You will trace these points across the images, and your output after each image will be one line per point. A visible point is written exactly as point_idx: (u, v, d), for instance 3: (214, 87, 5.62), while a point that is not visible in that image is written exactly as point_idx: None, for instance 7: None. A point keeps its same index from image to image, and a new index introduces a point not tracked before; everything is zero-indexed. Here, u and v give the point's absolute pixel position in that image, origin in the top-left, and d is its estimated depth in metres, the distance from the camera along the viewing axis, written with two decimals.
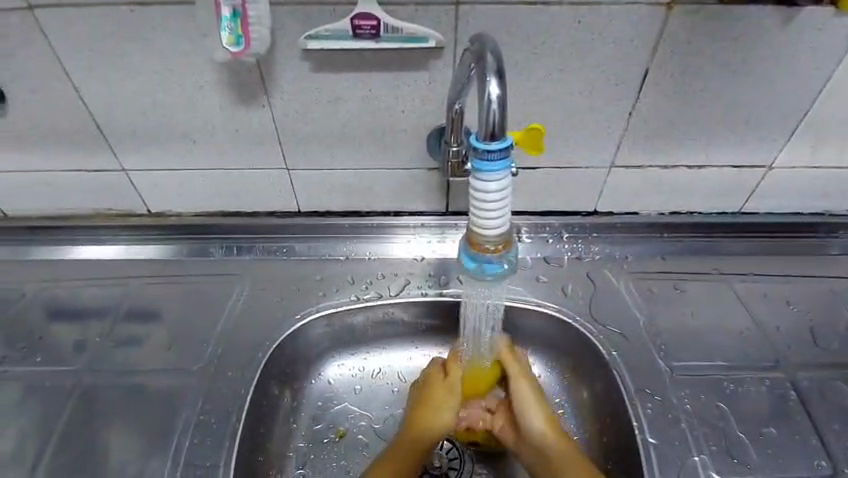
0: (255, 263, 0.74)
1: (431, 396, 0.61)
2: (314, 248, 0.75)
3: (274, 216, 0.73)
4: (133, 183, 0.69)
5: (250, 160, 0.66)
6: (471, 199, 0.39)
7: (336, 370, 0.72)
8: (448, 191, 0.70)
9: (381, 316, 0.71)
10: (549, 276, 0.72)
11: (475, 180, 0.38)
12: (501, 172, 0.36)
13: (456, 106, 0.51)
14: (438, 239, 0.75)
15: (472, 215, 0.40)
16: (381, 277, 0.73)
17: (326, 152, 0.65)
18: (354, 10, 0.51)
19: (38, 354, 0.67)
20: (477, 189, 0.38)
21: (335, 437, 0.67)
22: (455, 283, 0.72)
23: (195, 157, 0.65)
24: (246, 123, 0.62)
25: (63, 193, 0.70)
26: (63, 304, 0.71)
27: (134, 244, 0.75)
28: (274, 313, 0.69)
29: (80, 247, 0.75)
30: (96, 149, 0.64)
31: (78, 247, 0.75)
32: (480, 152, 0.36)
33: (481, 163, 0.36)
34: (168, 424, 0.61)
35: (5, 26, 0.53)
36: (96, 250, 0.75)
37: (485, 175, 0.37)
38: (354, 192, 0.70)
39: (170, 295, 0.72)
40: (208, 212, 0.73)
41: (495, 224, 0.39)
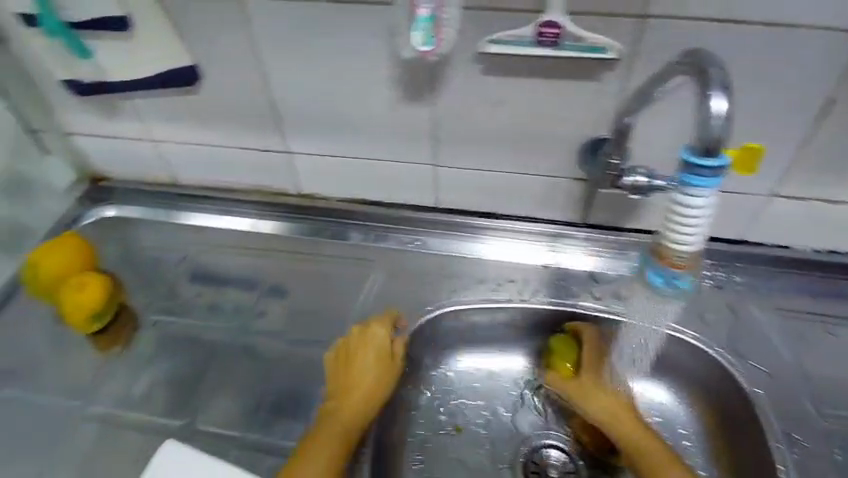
0: (387, 251, 0.77)
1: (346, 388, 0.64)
2: (447, 244, 0.76)
3: (412, 209, 0.77)
4: (291, 164, 0.74)
5: (403, 153, 0.69)
6: (668, 214, 0.40)
7: (455, 365, 0.73)
8: (589, 202, 0.70)
9: (507, 319, 0.72)
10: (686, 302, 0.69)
11: (678, 195, 0.39)
12: (709, 189, 0.38)
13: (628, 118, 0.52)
14: (549, 249, 0.74)
15: (666, 229, 0.41)
16: (511, 281, 0.73)
17: (477, 153, 0.67)
18: (541, 17, 0.51)
19: (194, 311, 0.74)
20: (677, 204, 0.39)
21: (453, 431, 0.69)
22: (586, 296, 0.71)
23: (353, 146, 0.70)
24: (407, 118, 0.65)
25: (229, 168, 0.78)
26: (215, 268, 0.78)
27: (263, 218, 0.80)
28: (406, 302, 0.72)
29: (211, 216, 0.81)
30: (268, 130, 0.70)
31: (208, 215, 0.81)
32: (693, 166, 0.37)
33: (691, 178, 0.38)
34: (308, 392, 0.66)
35: (217, 15, 0.59)
36: (225, 221, 0.81)
37: (691, 190, 0.38)
38: (495, 194, 0.72)
39: (309, 272, 0.77)
40: (352, 198, 0.78)
41: (690, 240, 0.40)
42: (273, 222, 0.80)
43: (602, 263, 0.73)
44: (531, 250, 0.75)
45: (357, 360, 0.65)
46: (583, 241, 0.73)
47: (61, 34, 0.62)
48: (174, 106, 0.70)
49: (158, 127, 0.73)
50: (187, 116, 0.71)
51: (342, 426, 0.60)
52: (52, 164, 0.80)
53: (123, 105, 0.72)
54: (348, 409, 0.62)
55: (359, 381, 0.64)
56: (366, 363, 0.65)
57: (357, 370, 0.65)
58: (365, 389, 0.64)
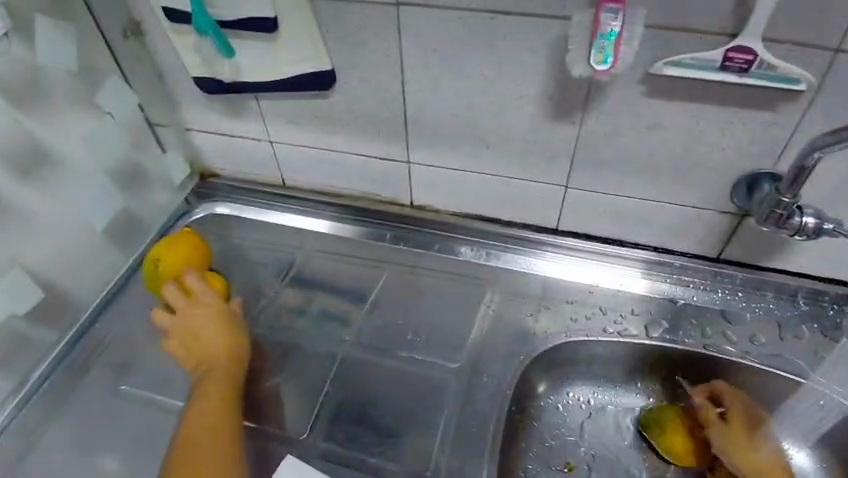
0: (498, 271, 0.74)
1: (199, 343, 0.61)
2: (563, 269, 0.73)
3: (527, 229, 0.74)
4: (410, 175, 0.72)
5: (534, 172, 0.66)
6: None
7: (565, 398, 0.69)
8: (729, 238, 0.65)
9: (629, 355, 0.68)
10: (828, 352, 0.64)
11: None
12: None
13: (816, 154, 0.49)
14: (639, 274, 0.71)
15: None
16: (633, 313, 0.69)
17: (615, 177, 0.63)
18: (732, 42, 0.47)
19: (301, 317, 0.73)
20: None
21: (565, 469, 0.65)
22: (719, 340, 0.66)
23: (481, 161, 0.67)
24: (547, 136, 0.62)
25: (342, 174, 0.76)
26: (322, 275, 0.77)
27: (340, 221, 0.80)
28: (521, 327, 0.69)
29: (290, 215, 0.82)
30: (394, 139, 0.68)
31: (289, 214, 0.82)
32: None
33: None
34: (421, 415, 0.63)
35: (367, 20, 0.57)
36: (304, 220, 0.81)
37: None
38: (624, 221, 0.68)
39: (416, 287, 0.74)
40: (464, 213, 0.75)
41: None
42: (343, 225, 0.80)
43: (698, 293, 0.69)
44: (631, 278, 0.71)
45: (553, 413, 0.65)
46: (679, 268, 0.69)
47: (211, 33, 0.61)
48: (301, 109, 0.69)
49: (281, 128, 0.73)
50: (312, 120, 0.70)
51: (221, 390, 0.58)
52: (168, 159, 0.81)
53: (250, 104, 0.71)
54: (217, 368, 0.60)
55: (200, 351, 0.61)
56: (204, 316, 0.63)
57: (203, 344, 0.61)
58: (214, 352, 0.61)
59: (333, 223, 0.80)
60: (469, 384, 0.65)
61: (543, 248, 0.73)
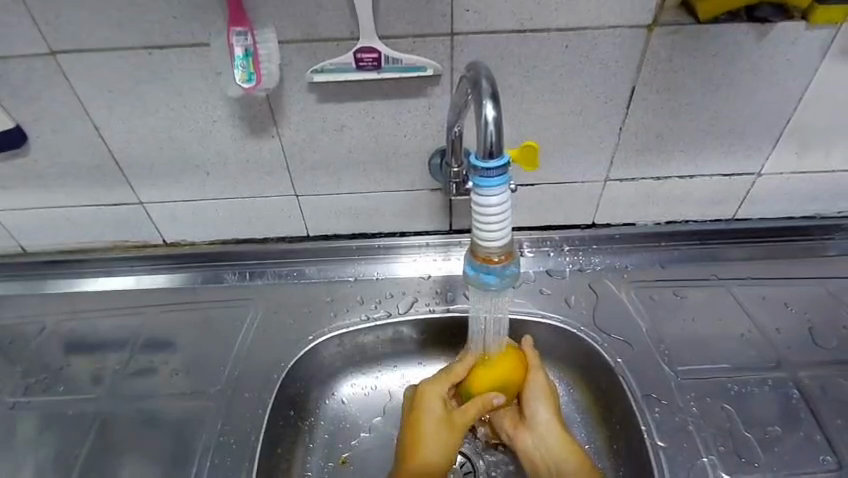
0: (270, 286, 0.77)
1: None
2: (324, 270, 0.77)
3: (284, 241, 0.76)
4: (149, 215, 0.72)
5: (261, 187, 0.69)
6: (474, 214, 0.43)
7: (349, 390, 0.74)
8: (450, 210, 0.73)
9: (391, 334, 0.74)
10: (552, 289, 0.74)
11: (476, 195, 0.42)
12: (497, 188, 0.41)
13: (455, 129, 0.53)
14: (444, 258, 0.77)
15: (474, 226, 0.44)
16: (390, 296, 0.75)
17: (333, 178, 0.68)
18: (355, 45, 0.55)
19: (60, 383, 0.69)
20: (477, 204, 0.42)
21: (337, 464, 0.68)
22: (461, 299, 0.74)
23: (210, 189, 0.69)
24: (256, 153, 0.65)
25: (82, 229, 0.74)
26: (82, 338, 0.73)
27: (146, 274, 0.78)
28: (288, 334, 0.72)
29: (86, 279, 0.78)
30: (116, 183, 0.68)
31: (84, 278, 0.78)
32: (480, 170, 0.41)
33: (480, 179, 0.41)
34: (187, 448, 0.63)
35: (30, 72, 0.58)
36: (113, 282, 0.78)
37: (484, 190, 0.41)
38: (362, 216, 0.73)
39: (184, 322, 0.74)
40: (222, 240, 0.76)
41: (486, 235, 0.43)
42: (154, 276, 0.78)
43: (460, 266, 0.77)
44: (389, 266, 0.77)
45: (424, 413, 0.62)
46: (464, 246, 0.76)
47: None
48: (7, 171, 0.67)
49: None
50: (25, 180, 0.68)
51: None
52: None
53: None
54: None
55: None
56: None
57: None
58: None
59: (135, 278, 0.78)
60: (235, 404, 0.66)
61: (318, 256, 0.77)
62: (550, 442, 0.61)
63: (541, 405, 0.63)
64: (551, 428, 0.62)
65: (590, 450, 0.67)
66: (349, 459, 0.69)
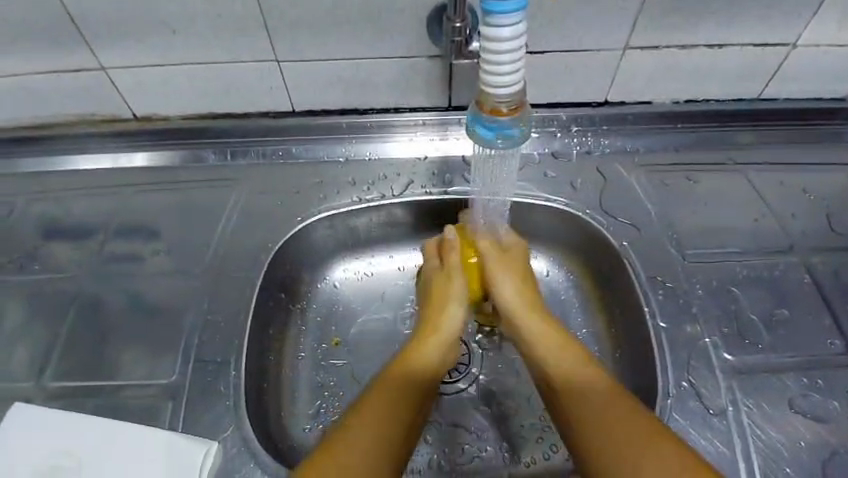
0: (253, 167, 0.71)
1: None
2: (311, 150, 0.71)
3: (267, 117, 0.70)
4: (114, 83, 0.65)
5: (237, 50, 0.61)
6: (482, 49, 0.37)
7: (342, 274, 0.71)
8: (449, 82, 0.66)
9: (385, 217, 0.69)
10: (557, 172, 0.69)
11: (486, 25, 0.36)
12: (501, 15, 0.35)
13: None
14: (442, 138, 0.71)
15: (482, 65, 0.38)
16: (383, 177, 0.70)
17: (318, 39, 0.60)
18: None
19: (36, 264, 0.66)
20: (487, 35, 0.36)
21: (330, 346, 0.67)
22: (460, 181, 0.69)
23: (179, 51, 0.61)
24: (228, 6, 0.57)
25: (42, 99, 0.67)
26: (55, 219, 0.69)
27: (117, 152, 0.71)
28: (276, 215, 0.68)
29: (52, 158, 0.71)
30: (72, 43, 0.60)
31: (50, 157, 0.71)
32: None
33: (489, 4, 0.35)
34: (174, 328, 0.60)
35: None
36: (81, 161, 0.72)
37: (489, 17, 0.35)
38: (351, 88, 0.66)
39: (163, 203, 0.69)
40: (199, 114, 0.69)
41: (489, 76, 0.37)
42: (126, 155, 0.71)
43: (459, 147, 0.71)
44: (382, 146, 0.71)
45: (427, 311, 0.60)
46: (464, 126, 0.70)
47: None
48: None
49: None
50: None
51: None
52: None
53: None
54: None
55: None
56: None
57: None
58: None
59: (106, 157, 0.71)
60: (223, 285, 0.63)
61: (305, 134, 0.71)
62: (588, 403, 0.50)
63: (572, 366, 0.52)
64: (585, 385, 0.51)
65: (588, 335, 0.66)
66: (342, 341, 0.67)
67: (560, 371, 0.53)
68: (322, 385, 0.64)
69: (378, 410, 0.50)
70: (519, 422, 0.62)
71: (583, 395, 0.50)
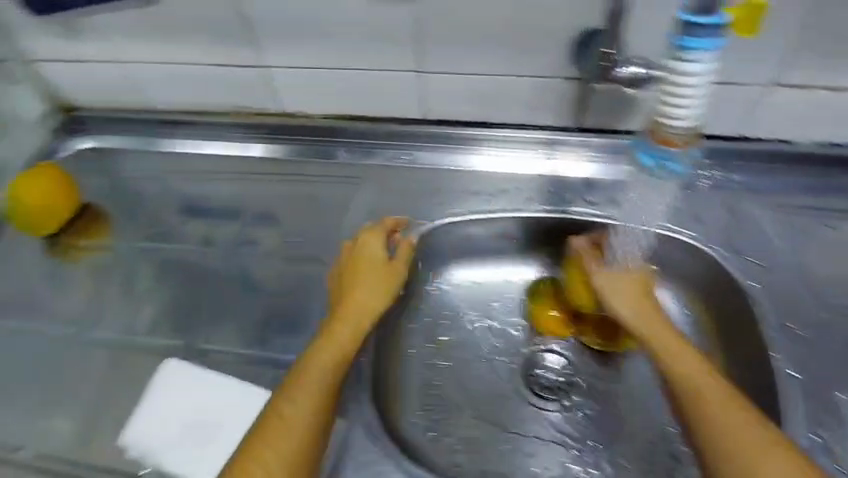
0: (378, 168, 0.75)
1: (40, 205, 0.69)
2: (436, 157, 0.74)
3: (398, 122, 0.74)
4: (269, 81, 0.71)
5: (386, 59, 0.65)
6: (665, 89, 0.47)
7: (451, 279, 0.74)
8: (581, 105, 0.67)
9: (501, 229, 0.71)
10: (683, 203, 0.68)
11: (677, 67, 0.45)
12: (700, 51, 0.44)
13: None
14: (567, 158, 0.72)
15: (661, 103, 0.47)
16: (504, 190, 0.72)
17: (463, 54, 0.63)
18: None
19: (184, 238, 0.73)
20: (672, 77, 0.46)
21: (436, 346, 0.71)
22: (581, 202, 0.70)
23: (333, 57, 0.66)
24: (387, 18, 0.61)
25: (203, 90, 0.74)
26: (201, 198, 0.76)
27: (259, 143, 0.77)
28: (400, 217, 0.71)
29: (200, 143, 0.79)
30: (241, 42, 0.66)
31: (198, 142, 0.79)
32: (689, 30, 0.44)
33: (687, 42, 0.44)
34: (303, 310, 0.66)
35: None
36: (222, 146, 0.78)
37: (687, 55, 0.44)
38: (484, 102, 0.68)
39: (296, 194, 0.74)
40: (337, 115, 0.74)
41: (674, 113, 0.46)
42: (265, 145, 0.77)
43: (582, 168, 0.71)
44: (506, 159, 0.73)
45: (358, 291, 0.63)
46: (590, 148, 0.71)
47: None
48: (140, 21, 0.67)
49: (125, 47, 0.70)
50: (154, 32, 0.67)
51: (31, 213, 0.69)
52: (18, 93, 0.77)
53: (84, 20, 0.68)
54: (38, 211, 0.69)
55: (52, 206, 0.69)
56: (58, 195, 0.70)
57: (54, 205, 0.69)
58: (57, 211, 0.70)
59: (247, 146, 0.78)
60: None
61: (430, 142, 0.74)
62: (714, 415, 0.50)
63: (698, 378, 0.53)
64: (710, 397, 0.52)
65: None
66: (446, 345, 0.71)
67: (690, 379, 0.53)
68: (428, 384, 0.68)
69: (302, 407, 0.53)
70: (626, 448, 0.63)
71: (712, 405, 0.51)
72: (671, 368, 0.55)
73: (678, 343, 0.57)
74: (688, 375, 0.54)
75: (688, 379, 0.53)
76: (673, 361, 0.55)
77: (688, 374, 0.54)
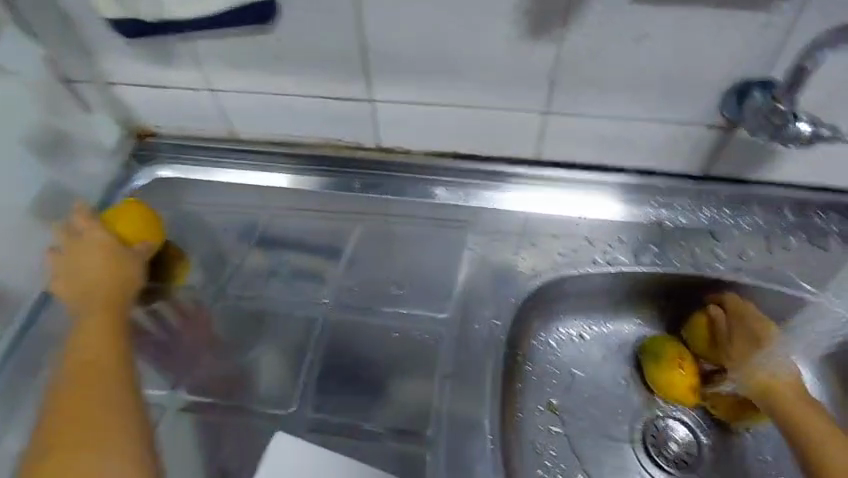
0: (482, 210, 0.69)
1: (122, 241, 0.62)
2: (548, 201, 0.68)
3: (507, 162, 0.68)
4: (374, 116, 0.65)
5: (513, 98, 0.60)
6: None
7: (559, 333, 0.68)
8: (717, 151, 0.62)
9: (618, 282, 0.66)
10: (817, 261, 0.64)
11: None
12: None
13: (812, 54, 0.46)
14: (689, 207, 0.67)
15: None
16: (623, 241, 0.66)
17: (600, 97, 0.58)
18: None
19: (274, 284, 0.67)
20: None
21: (547, 410, 0.65)
22: (708, 258, 0.65)
23: (452, 94, 0.61)
24: (524, 56, 0.56)
25: (298, 121, 0.68)
26: (287, 237, 0.70)
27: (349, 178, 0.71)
28: (510, 267, 0.66)
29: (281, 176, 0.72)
30: (352, 75, 0.61)
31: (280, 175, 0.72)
32: None
33: None
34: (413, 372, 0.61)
35: None
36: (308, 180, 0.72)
37: None
38: (608, 146, 0.64)
39: (393, 237, 0.69)
40: (440, 152, 0.69)
41: None
42: (356, 181, 0.71)
43: (704, 219, 0.67)
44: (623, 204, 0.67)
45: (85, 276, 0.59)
46: (715, 196, 0.66)
47: None
48: (241, 48, 0.60)
49: (218, 74, 0.64)
50: (256, 59, 0.61)
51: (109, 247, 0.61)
52: (93, 119, 0.70)
53: (175, 44, 0.61)
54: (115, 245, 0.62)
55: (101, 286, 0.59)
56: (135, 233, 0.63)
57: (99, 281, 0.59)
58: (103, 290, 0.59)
59: (337, 183, 0.71)
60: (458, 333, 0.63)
61: (539, 184, 0.68)
62: None
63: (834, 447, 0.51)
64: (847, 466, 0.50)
65: None
66: (558, 407, 0.65)
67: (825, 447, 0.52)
68: (541, 453, 0.63)
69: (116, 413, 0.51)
70: None
71: None
72: (802, 431, 0.54)
73: (808, 408, 0.55)
74: (823, 442, 0.52)
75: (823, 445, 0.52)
76: (804, 425, 0.54)
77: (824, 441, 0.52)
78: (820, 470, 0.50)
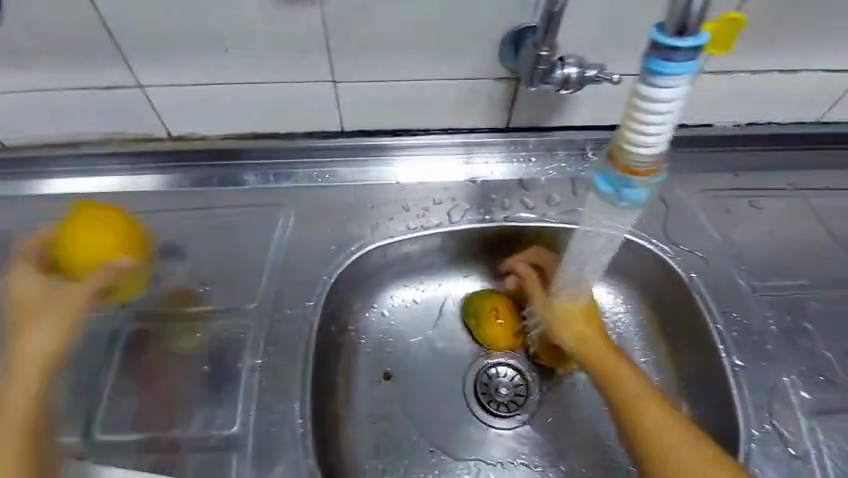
0: (297, 190, 0.66)
1: None
2: (361, 172, 0.67)
3: (314, 137, 0.65)
4: (150, 102, 0.59)
5: (290, 71, 0.56)
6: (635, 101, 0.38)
7: (390, 301, 0.68)
8: (511, 103, 0.62)
9: (437, 244, 0.66)
10: None
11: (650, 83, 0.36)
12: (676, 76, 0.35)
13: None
14: (499, 160, 0.68)
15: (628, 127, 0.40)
16: (438, 202, 0.66)
17: (379, 60, 0.56)
18: None
19: None
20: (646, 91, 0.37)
21: (382, 379, 0.65)
22: (519, 207, 0.66)
23: (226, 72, 0.56)
24: (287, 24, 0.52)
25: (69, 118, 0.61)
26: None
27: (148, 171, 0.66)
28: (327, 245, 0.64)
29: (72, 178, 0.65)
30: (108, 60, 0.55)
31: (70, 177, 0.65)
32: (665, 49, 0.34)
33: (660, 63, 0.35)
34: (226, 371, 0.57)
35: None
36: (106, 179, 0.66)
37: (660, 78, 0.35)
38: (407, 109, 0.62)
39: (200, 231, 0.64)
40: (239, 134, 0.64)
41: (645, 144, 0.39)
42: (157, 175, 0.66)
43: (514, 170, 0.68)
44: (434, 166, 0.67)
45: None
46: (521, 148, 0.67)
47: None
48: None
49: None
50: None
51: None
52: None
53: None
54: None
55: None
56: None
57: None
58: None
59: (137, 180, 0.66)
60: (276, 322, 0.60)
61: (350, 154, 0.66)
62: (641, 411, 0.50)
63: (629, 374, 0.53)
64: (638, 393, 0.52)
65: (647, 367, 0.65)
66: (393, 374, 0.65)
67: (619, 377, 0.53)
68: (377, 423, 0.63)
69: None
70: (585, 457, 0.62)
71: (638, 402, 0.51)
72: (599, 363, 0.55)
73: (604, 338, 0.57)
74: (619, 370, 0.54)
75: (618, 375, 0.53)
76: (602, 356, 0.55)
77: (618, 369, 0.54)
78: (616, 403, 0.52)
